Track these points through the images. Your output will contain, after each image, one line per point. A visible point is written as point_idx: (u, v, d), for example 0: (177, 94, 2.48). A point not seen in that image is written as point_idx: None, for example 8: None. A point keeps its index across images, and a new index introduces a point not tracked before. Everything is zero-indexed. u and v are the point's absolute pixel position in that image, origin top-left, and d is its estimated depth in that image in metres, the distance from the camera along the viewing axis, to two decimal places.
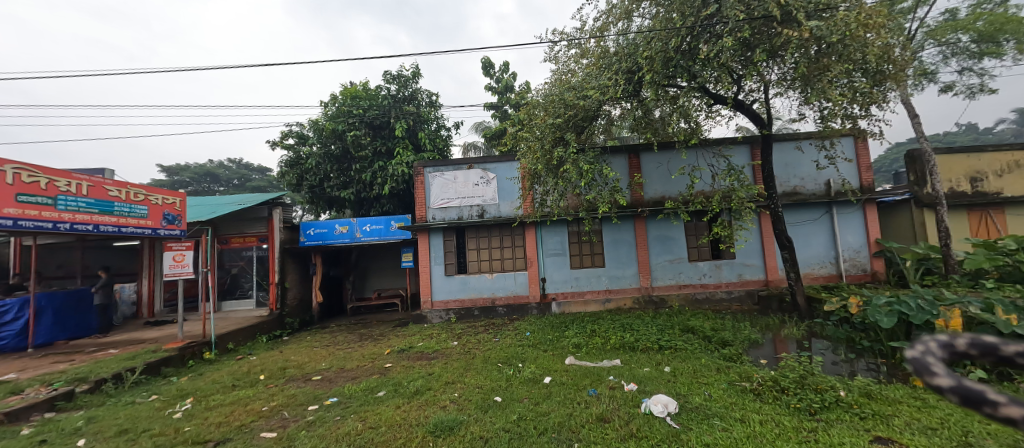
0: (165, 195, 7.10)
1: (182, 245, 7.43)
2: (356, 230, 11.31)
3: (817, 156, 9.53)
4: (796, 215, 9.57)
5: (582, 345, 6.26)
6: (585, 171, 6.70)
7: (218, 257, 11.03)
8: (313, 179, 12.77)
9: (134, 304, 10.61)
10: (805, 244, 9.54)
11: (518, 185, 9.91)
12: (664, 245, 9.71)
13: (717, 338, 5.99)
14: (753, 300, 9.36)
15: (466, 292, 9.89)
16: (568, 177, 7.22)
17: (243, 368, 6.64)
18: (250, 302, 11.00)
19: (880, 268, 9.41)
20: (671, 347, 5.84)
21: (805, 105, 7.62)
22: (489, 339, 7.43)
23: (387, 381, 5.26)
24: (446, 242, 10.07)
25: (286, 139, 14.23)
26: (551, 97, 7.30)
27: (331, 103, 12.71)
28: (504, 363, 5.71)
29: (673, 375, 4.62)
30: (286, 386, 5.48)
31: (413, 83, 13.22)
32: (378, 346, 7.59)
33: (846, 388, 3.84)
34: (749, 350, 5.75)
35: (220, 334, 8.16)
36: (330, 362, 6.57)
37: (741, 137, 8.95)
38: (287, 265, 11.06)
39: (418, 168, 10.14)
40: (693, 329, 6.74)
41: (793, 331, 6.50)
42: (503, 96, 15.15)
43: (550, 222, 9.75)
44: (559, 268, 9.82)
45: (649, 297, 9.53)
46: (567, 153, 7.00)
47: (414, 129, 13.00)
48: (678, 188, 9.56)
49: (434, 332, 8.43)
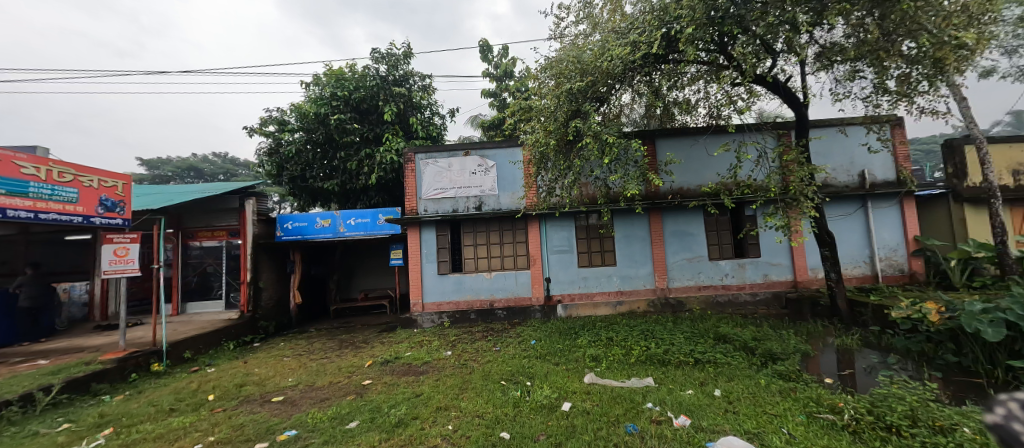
0: (102, 176, 5.99)
1: (126, 237, 6.30)
2: (339, 223, 10.19)
3: (859, 142, 8.64)
4: (828, 210, 8.65)
5: (600, 358, 5.26)
6: (607, 146, 5.66)
7: (183, 253, 9.85)
8: (295, 169, 11.67)
9: (86, 306, 9.44)
10: (839, 241, 8.63)
11: (522, 170, 8.94)
12: (682, 241, 8.75)
13: (762, 350, 5.03)
14: (781, 304, 8.44)
15: (461, 293, 8.82)
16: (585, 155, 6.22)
17: (193, 384, 5.55)
18: (219, 304, 9.85)
19: (920, 268, 8.53)
20: (711, 361, 4.85)
21: (850, 81, 6.73)
22: (488, 349, 6.39)
23: (363, 406, 4.21)
24: (439, 237, 8.98)
25: (265, 126, 13.06)
26: (565, 63, 6.27)
27: (314, 84, 11.56)
28: (510, 381, 4.69)
29: (728, 402, 3.61)
30: (236, 412, 4.39)
31: (404, 63, 12.07)
32: (358, 356, 6.52)
33: (974, 425, 2.87)
34: (804, 367, 4.78)
35: (175, 341, 7.02)
36: (299, 378, 5.48)
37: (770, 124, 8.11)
38: (261, 262, 9.89)
39: (407, 154, 9.07)
40: (729, 338, 5.76)
41: (846, 341, 5.59)
42: (502, 83, 14.11)
43: (555, 216, 8.74)
44: (566, 266, 8.80)
45: (665, 299, 8.58)
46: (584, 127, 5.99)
47: (405, 114, 11.93)
48: (713, 176, 8.62)
49: (424, 339, 7.37)
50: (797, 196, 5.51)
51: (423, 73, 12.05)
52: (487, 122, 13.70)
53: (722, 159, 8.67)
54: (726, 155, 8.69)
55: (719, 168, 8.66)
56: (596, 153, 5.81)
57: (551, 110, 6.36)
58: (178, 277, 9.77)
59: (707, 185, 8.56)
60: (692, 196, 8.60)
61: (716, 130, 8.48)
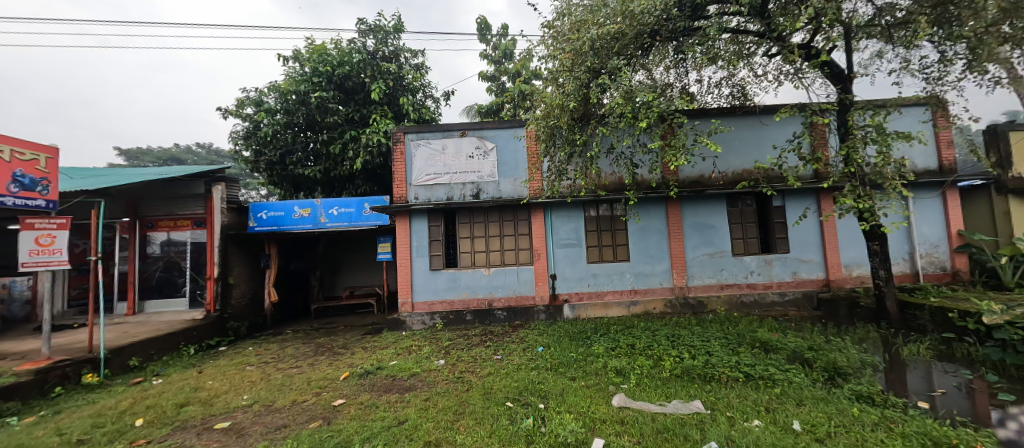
0: (17, 147, 4.92)
1: (50, 222, 5.20)
2: (320, 213, 9.16)
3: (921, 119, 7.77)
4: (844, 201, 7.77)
5: (626, 372, 4.34)
6: (643, 109, 4.73)
7: (141, 244, 8.72)
8: (274, 154, 10.57)
9: (27, 303, 8.30)
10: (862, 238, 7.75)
11: (525, 143, 7.99)
12: (703, 235, 7.85)
13: (824, 363, 4.12)
14: (813, 305, 7.60)
15: (456, 291, 7.83)
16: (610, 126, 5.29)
17: (124, 403, 4.48)
18: (182, 302, 8.74)
19: (963, 265, 7.74)
20: (765, 377, 3.92)
21: (909, 49, 5.84)
22: (488, 357, 5.42)
23: (328, 440, 3.20)
24: (432, 228, 7.99)
25: (241, 107, 11.92)
26: (585, 19, 5.28)
27: (293, 59, 10.44)
28: (518, 403, 3.74)
29: (821, 443, 2.67)
30: (162, 445, 3.38)
31: (394, 38, 11.00)
32: (333, 365, 5.52)
33: None
34: (881, 385, 3.88)
35: (117, 347, 5.95)
36: (257, 395, 4.44)
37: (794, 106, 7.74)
38: (231, 256, 8.79)
39: (396, 133, 8.03)
40: (777, 347, 4.84)
41: (912, 352, 4.72)
42: (501, 65, 13.14)
43: (563, 205, 7.79)
44: (573, 261, 7.85)
45: (684, 299, 7.69)
46: (609, 90, 5.07)
47: (395, 94, 10.88)
48: (769, 150, 7.85)
49: (413, 343, 6.39)
50: (874, 176, 4.94)
51: (414, 50, 10.98)
52: (483, 107, 12.69)
53: (759, 138, 7.83)
54: (761, 134, 7.85)
55: (759, 149, 7.83)
56: (627, 122, 4.89)
57: (570, 70, 5.39)
58: (135, 272, 8.65)
59: (766, 161, 7.78)
60: (716, 185, 7.80)
61: (742, 110, 7.64)
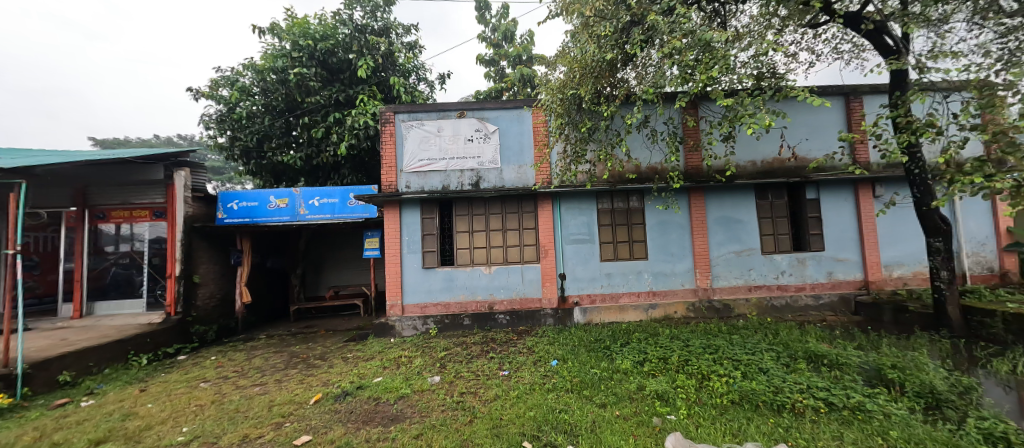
0: None
1: None
2: (299, 203, 8.21)
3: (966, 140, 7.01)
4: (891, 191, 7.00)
5: (669, 397, 3.44)
6: (703, 64, 3.90)
7: (91, 237, 7.61)
8: (249, 138, 9.52)
9: None
10: (904, 236, 6.99)
11: (532, 121, 7.11)
12: (729, 230, 7.02)
13: (920, 388, 3.29)
14: (850, 309, 6.83)
15: (452, 293, 6.90)
16: (655, 85, 4.45)
17: (25, 439, 3.46)
18: (139, 304, 7.67)
19: (1013, 266, 7.02)
20: (855, 409, 3.05)
21: None
22: (493, 373, 4.52)
23: None
24: (426, 220, 7.03)
25: (216, 88, 10.83)
26: None
27: (271, 32, 9.39)
28: (537, 444, 2.83)
29: None
30: None
31: (384, 13, 10.04)
32: (305, 382, 4.57)
33: None
34: (1002, 416, 3.06)
35: (44, 360, 4.91)
36: (199, 428, 3.46)
37: (831, 86, 6.99)
38: (197, 251, 7.74)
39: (386, 113, 7.06)
40: (842, 363, 3.98)
41: (1006, 370, 3.93)
42: (500, 48, 12.24)
43: (575, 195, 6.91)
44: (585, 259, 6.98)
45: (709, 302, 6.86)
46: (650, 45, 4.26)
47: (385, 74, 9.90)
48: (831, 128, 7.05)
49: (403, 354, 5.45)
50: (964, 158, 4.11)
51: (407, 25, 9.99)
52: (482, 92, 11.72)
53: (803, 119, 7.04)
54: (809, 114, 7.05)
55: (808, 130, 7.04)
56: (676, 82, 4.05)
57: (598, 23, 4.61)
58: (83, 269, 7.53)
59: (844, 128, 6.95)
60: (745, 174, 7.03)
61: None
